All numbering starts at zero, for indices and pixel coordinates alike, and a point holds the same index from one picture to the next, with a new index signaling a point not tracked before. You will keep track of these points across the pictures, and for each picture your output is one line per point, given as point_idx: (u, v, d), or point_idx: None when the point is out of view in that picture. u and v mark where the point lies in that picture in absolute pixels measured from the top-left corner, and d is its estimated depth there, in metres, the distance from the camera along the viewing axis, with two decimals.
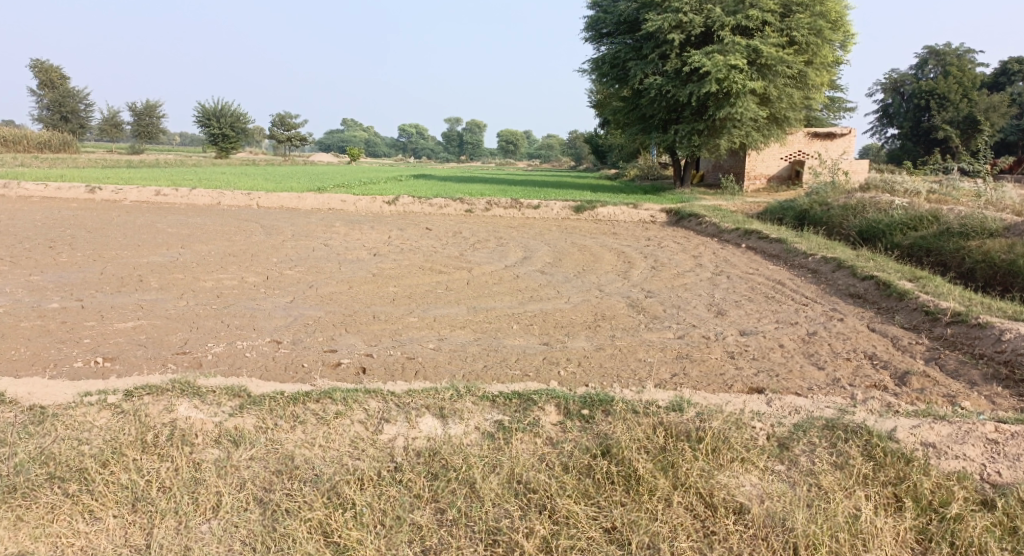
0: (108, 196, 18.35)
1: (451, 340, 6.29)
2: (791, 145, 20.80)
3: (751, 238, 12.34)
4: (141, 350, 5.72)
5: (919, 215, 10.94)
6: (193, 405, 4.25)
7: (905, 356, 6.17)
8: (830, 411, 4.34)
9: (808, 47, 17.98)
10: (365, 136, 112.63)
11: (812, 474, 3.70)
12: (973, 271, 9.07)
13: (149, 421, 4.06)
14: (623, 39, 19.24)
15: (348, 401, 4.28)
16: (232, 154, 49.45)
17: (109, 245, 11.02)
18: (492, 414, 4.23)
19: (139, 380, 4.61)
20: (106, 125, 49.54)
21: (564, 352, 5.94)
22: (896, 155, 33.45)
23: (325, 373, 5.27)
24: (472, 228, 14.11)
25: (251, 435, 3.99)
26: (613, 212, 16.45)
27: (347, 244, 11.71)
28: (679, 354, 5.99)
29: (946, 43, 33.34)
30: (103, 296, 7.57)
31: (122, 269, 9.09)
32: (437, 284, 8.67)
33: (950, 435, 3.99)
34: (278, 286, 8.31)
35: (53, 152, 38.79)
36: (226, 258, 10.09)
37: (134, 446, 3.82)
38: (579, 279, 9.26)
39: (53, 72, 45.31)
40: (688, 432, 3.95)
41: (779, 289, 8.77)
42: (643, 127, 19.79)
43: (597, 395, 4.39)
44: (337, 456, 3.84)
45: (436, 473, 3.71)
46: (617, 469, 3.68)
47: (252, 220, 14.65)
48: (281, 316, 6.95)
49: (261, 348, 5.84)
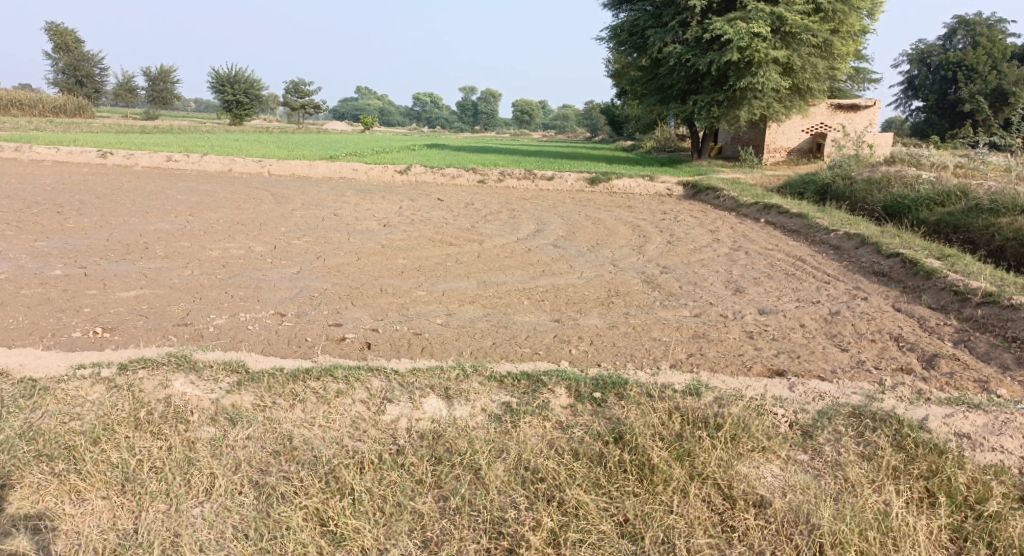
0: (119, 161, 18.22)
1: (460, 315, 6.09)
2: (812, 117, 20.23)
3: (771, 213, 11.99)
4: (141, 321, 5.56)
5: (946, 190, 10.55)
6: (189, 381, 4.08)
7: (932, 338, 5.90)
8: (857, 398, 4.10)
9: (834, 15, 17.34)
10: (379, 104, 111.71)
11: (838, 466, 3.49)
12: (1003, 249, 8.74)
13: (142, 397, 3.92)
14: (643, 5, 18.66)
15: (350, 380, 4.10)
16: (245, 121, 49.06)
17: (118, 211, 10.90)
18: (500, 395, 4.05)
19: (135, 353, 4.46)
20: (121, 90, 49.38)
21: (576, 330, 5.72)
22: (919, 129, 32.61)
23: (328, 349, 5.10)
24: (484, 199, 13.83)
25: (249, 414, 3.82)
26: (628, 185, 16.08)
27: (356, 214, 11.50)
28: (696, 333, 5.76)
29: (976, 13, 32.15)
30: (107, 264, 7.42)
31: (129, 236, 8.95)
32: (447, 257, 8.45)
33: (985, 426, 3.75)
34: (285, 256, 8.13)
35: (68, 117, 38.64)
36: (234, 227, 9.93)
37: (125, 423, 3.69)
38: (592, 253, 8.99)
39: (68, 35, 45.13)
40: (705, 418, 3.74)
41: (799, 266, 8.47)
42: (661, 97, 19.26)
43: (610, 378, 4.18)
44: (337, 437, 3.69)
45: (440, 457, 3.55)
46: (630, 457, 3.48)
47: (262, 188, 14.45)
48: (287, 287, 6.79)
49: (264, 322, 5.66)
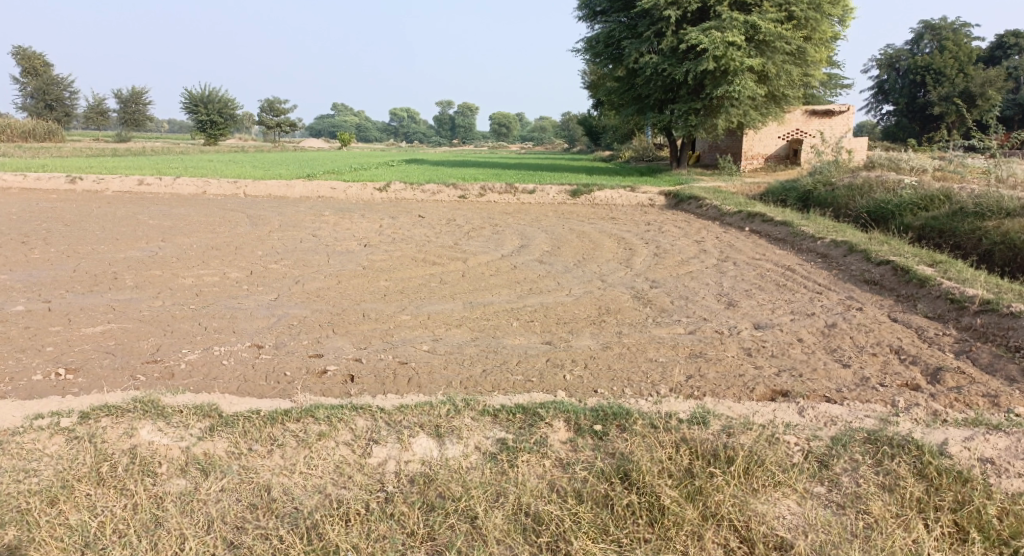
0: (89, 186, 17.75)
1: (446, 341, 5.82)
2: (788, 124, 20.30)
3: (755, 221, 11.86)
4: (107, 359, 5.23)
5: (929, 194, 10.50)
6: (157, 428, 3.76)
7: (933, 350, 5.73)
8: (871, 421, 3.89)
9: (806, 23, 17.42)
10: (356, 121, 111.36)
11: (859, 500, 3.28)
12: (991, 253, 8.66)
13: (106, 448, 3.60)
14: (617, 16, 18.62)
15: (332, 420, 3.80)
16: (220, 140, 48.51)
17: (86, 239, 10.50)
18: (494, 432, 3.78)
19: (98, 398, 4.11)
20: (92, 113, 48.71)
21: (569, 353, 5.47)
22: (891, 133, 32.98)
23: (309, 384, 4.80)
24: (466, 215, 13.59)
25: (222, 463, 3.53)
26: (611, 196, 15.93)
27: (336, 234, 11.21)
28: (692, 352, 5.54)
29: (941, 18, 32.74)
30: (73, 297, 7.05)
31: (98, 266, 8.58)
32: (430, 277, 8.18)
33: (1009, 449, 3.55)
34: (262, 282, 7.81)
35: (38, 141, 37.87)
36: (208, 252, 9.58)
37: (87, 479, 3.38)
38: (579, 268, 8.77)
39: (36, 59, 44.51)
40: (715, 451, 3.52)
41: (789, 276, 8.32)
42: (638, 108, 19.18)
43: (610, 408, 3.93)
44: (320, 486, 3.40)
45: (433, 505, 3.28)
46: (638, 500, 3.24)
47: (238, 210, 14.08)
48: (264, 315, 6.48)
49: (240, 355, 5.35)
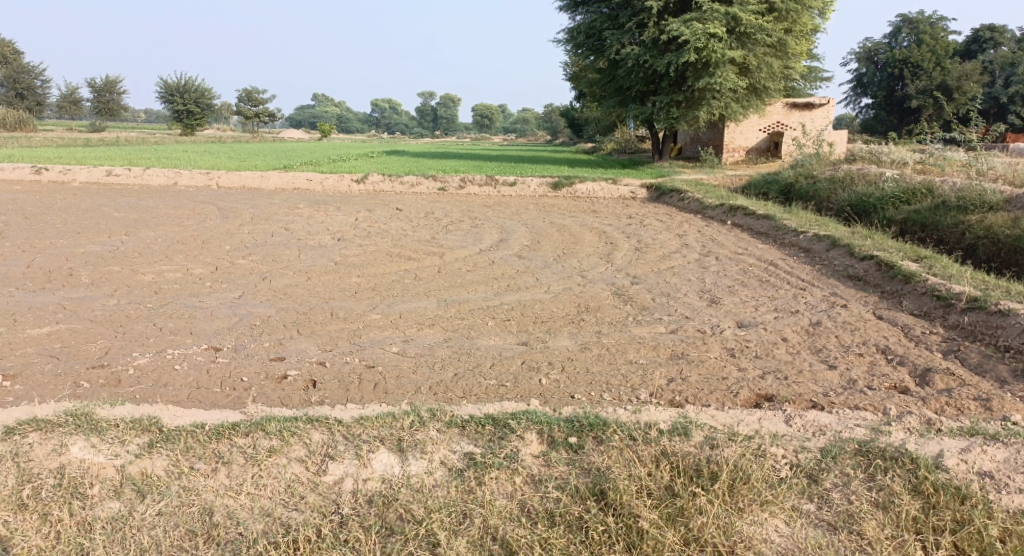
0: (56, 177, 17.15)
1: (418, 342, 5.52)
2: (770, 116, 20.15)
3: (737, 214, 11.66)
4: (50, 364, 4.88)
5: (911, 187, 10.36)
6: (90, 445, 3.42)
7: (920, 349, 5.53)
8: (861, 431, 3.65)
9: (787, 15, 17.33)
10: (337, 112, 110.12)
11: (851, 519, 3.06)
12: (974, 248, 8.53)
13: (31, 468, 3.27)
14: (599, 6, 18.31)
15: (284, 435, 3.48)
16: (197, 131, 47.55)
17: (46, 232, 10.04)
18: (461, 445, 3.48)
19: (26, 411, 3.76)
20: (65, 102, 47.57)
21: (546, 355, 5.21)
22: (869, 126, 33.11)
23: (267, 390, 4.50)
24: (444, 208, 13.26)
25: (161, 484, 3.23)
26: (592, 189, 15.68)
27: (309, 228, 10.84)
28: (674, 353, 5.30)
29: (919, 12, 32.84)
30: (23, 295, 6.66)
31: (54, 261, 8.16)
32: (405, 273, 7.89)
33: (1008, 462, 3.35)
34: (227, 279, 7.46)
35: (8, 131, 36.76)
36: (173, 247, 9.18)
37: (6, 505, 3.06)
38: (559, 264, 8.51)
39: (6, 46, 43.16)
40: (698, 466, 3.27)
41: (773, 271, 8.13)
42: (619, 100, 18.91)
43: (586, 418, 3.64)
44: (269, 508, 3.12)
45: (392, 529, 3.01)
46: (615, 523, 3.00)
47: (209, 202, 13.64)
48: (225, 315, 6.13)
49: (194, 359, 5.01)
